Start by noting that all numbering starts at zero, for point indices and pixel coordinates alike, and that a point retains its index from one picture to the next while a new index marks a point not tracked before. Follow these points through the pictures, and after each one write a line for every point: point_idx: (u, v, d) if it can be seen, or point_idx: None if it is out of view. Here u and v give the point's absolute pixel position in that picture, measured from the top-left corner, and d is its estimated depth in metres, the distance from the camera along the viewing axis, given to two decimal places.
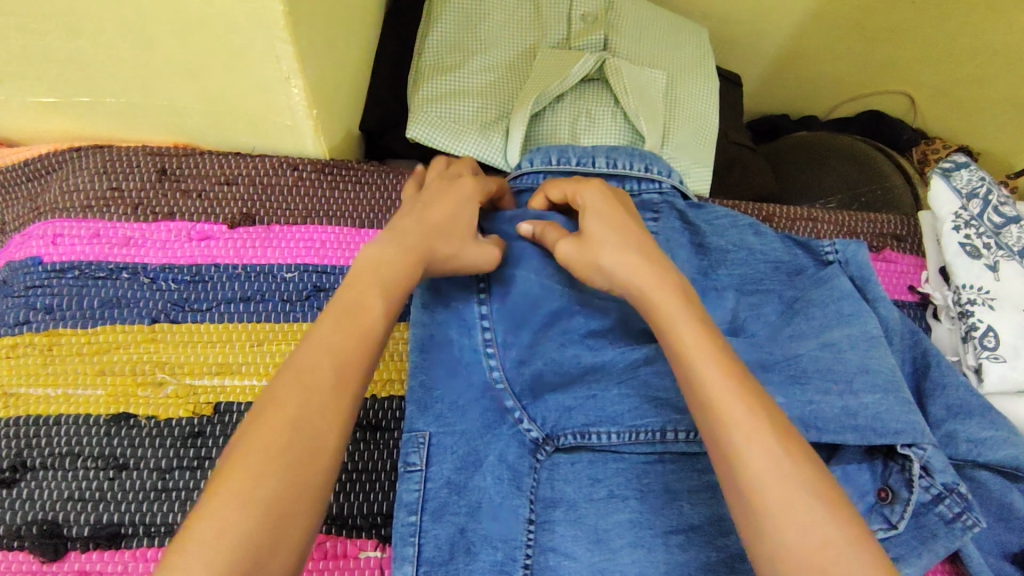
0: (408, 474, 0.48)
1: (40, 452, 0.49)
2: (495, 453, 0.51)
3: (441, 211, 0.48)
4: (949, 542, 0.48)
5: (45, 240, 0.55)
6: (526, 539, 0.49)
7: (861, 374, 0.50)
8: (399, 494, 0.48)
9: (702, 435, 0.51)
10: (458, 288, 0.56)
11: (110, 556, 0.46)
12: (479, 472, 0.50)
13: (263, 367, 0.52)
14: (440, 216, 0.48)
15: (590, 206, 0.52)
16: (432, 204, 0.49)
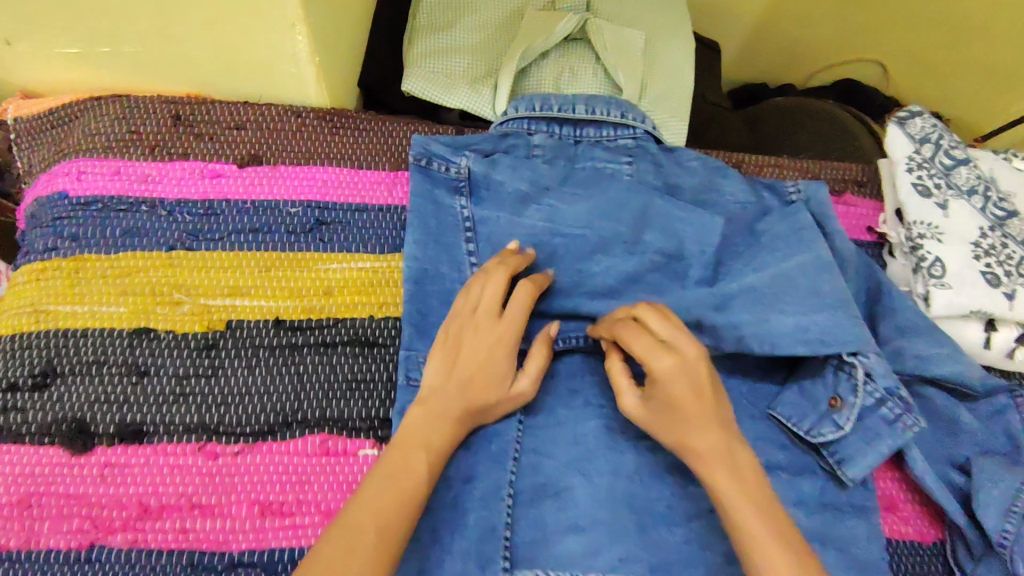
0: (409, 386, 0.54)
1: (68, 360, 0.54)
2: None
3: (474, 363, 0.52)
4: (892, 440, 0.54)
5: (71, 176, 0.60)
6: (515, 438, 0.55)
7: (812, 295, 0.56)
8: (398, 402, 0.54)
9: None
10: (446, 227, 0.61)
11: (134, 450, 0.52)
12: None
13: (271, 291, 0.58)
14: (469, 368, 0.52)
15: (635, 339, 0.51)
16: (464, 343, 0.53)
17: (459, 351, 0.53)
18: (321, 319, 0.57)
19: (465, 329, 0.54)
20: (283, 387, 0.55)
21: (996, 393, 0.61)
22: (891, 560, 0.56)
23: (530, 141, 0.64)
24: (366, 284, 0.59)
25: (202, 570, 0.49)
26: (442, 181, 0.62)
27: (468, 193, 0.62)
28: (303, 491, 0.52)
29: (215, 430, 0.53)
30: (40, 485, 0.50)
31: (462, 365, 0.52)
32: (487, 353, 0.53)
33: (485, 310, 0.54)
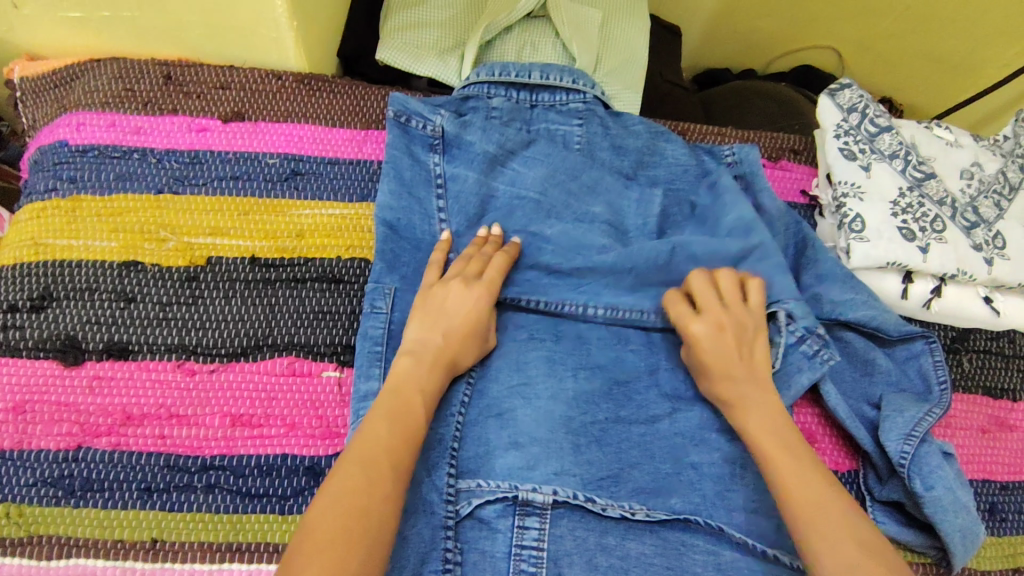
0: (374, 314, 0.60)
1: (63, 285, 0.60)
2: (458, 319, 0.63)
3: (457, 320, 0.57)
4: (810, 372, 0.60)
5: (71, 127, 0.66)
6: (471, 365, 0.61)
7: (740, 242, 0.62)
8: (366, 329, 0.59)
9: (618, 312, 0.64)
10: (420, 180, 0.66)
11: (120, 365, 0.57)
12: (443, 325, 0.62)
13: (248, 232, 0.64)
14: (454, 326, 0.57)
15: (683, 311, 0.58)
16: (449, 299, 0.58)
17: (444, 311, 0.58)
18: (293, 258, 0.63)
19: (448, 293, 0.59)
20: (256, 315, 0.60)
21: (914, 339, 0.66)
22: None
23: (488, 104, 0.70)
24: (335, 228, 0.65)
25: (177, 470, 0.54)
26: (418, 137, 0.68)
27: (440, 151, 0.68)
28: (270, 406, 0.57)
29: (194, 351, 0.58)
30: (35, 394, 0.56)
31: (447, 324, 0.57)
32: (469, 309, 0.58)
33: (469, 278, 0.60)
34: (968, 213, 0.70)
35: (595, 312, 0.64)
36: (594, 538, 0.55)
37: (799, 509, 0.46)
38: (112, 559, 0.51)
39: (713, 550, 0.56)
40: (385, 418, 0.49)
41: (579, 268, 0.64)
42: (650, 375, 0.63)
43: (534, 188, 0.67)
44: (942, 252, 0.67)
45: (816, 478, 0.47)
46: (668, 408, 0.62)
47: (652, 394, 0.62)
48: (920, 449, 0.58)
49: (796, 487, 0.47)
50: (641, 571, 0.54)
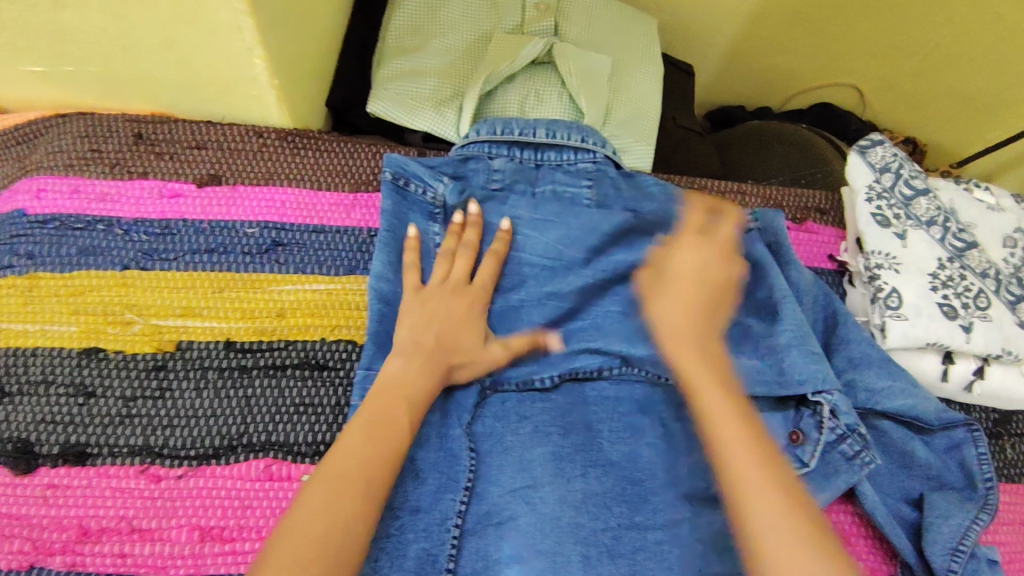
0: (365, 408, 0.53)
1: (17, 379, 0.54)
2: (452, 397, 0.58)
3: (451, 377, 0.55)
4: (849, 476, 0.55)
5: (30, 194, 0.60)
6: (467, 465, 0.55)
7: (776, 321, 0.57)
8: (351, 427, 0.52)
9: (630, 369, 0.60)
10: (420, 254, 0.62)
11: (77, 472, 0.51)
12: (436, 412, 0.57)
13: (223, 311, 0.58)
14: (448, 332, 0.55)
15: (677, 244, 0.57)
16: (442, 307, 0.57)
17: (432, 312, 0.56)
18: (272, 341, 0.58)
19: (435, 297, 0.57)
20: (230, 410, 0.55)
21: (955, 426, 0.60)
22: None
23: (490, 165, 0.64)
24: (319, 306, 0.59)
25: None
26: (418, 204, 0.63)
27: (442, 220, 0.63)
28: (244, 517, 0.51)
29: (161, 453, 0.53)
30: None
31: (439, 330, 0.55)
32: (456, 313, 0.57)
33: (453, 282, 0.59)
34: (1013, 285, 0.64)
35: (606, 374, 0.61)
36: None
37: (756, 514, 0.42)
38: None
39: None
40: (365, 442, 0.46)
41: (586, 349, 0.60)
42: (668, 474, 0.57)
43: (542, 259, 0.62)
44: (986, 331, 0.61)
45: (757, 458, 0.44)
46: (688, 511, 0.56)
47: (670, 496, 0.56)
48: (969, 565, 0.54)
49: (755, 488, 0.42)
50: None
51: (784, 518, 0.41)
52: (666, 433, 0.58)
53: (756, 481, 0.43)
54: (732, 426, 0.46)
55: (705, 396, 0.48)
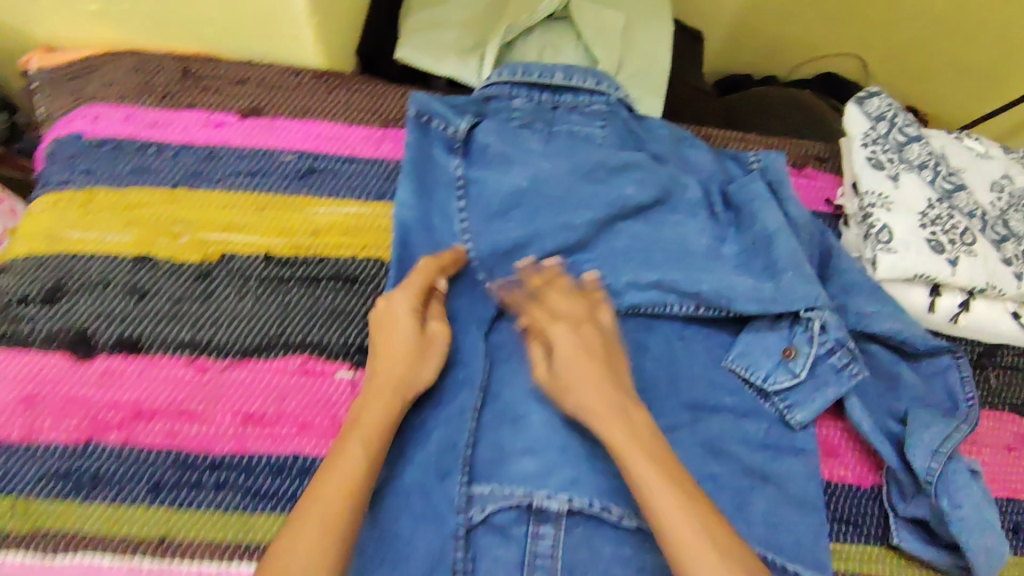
0: None
1: (76, 279, 0.59)
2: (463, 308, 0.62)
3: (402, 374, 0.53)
4: (839, 386, 0.60)
5: (88, 119, 0.66)
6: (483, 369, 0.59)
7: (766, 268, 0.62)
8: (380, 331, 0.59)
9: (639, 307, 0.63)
10: (442, 181, 0.66)
11: (132, 360, 0.57)
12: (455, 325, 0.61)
13: (263, 228, 0.63)
14: (384, 346, 0.54)
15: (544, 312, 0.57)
16: (382, 322, 0.55)
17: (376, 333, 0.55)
18: (308, 256, 0.63)
19: (375, 319, 0.56)
20: (269, 314, 0.60)
21: (940, 354, 0.65)
22: (825, 500, 0.60)
23: (511, 105, 0.69)
24: (350, 227, 0.64)
25: (187, 468, 0.54)
26: (438, 137, 0.68)
27: (461, 154, 0.67)
28: (283, 405, 0.57)
29: (206, 347, 0.58)
30: (44, 387, 0.55)
31: (377, 350, 0.54)
32: (393, 317, 0.55)
33: (394, 285, 0.57)
34: (998, 226, 0.68)
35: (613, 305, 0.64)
36: (609, 548, 0.55)
37: (680, 532, 0.43)
38: (116, 555, 0.51)
39: None
40: (331, 484, 0.45)
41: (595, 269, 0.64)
42: (670, 386, 0.62)
43: (558, 188, 0.66)
44: (971, 265, 0.65)
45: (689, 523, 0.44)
46: (686, 415, 0.61)
47: (670, 403, 0.61)
48: (948, 466, 0.57)
49: (656, 502, 0.45)
50: None
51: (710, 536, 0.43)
52: (667, 349, 0.63)
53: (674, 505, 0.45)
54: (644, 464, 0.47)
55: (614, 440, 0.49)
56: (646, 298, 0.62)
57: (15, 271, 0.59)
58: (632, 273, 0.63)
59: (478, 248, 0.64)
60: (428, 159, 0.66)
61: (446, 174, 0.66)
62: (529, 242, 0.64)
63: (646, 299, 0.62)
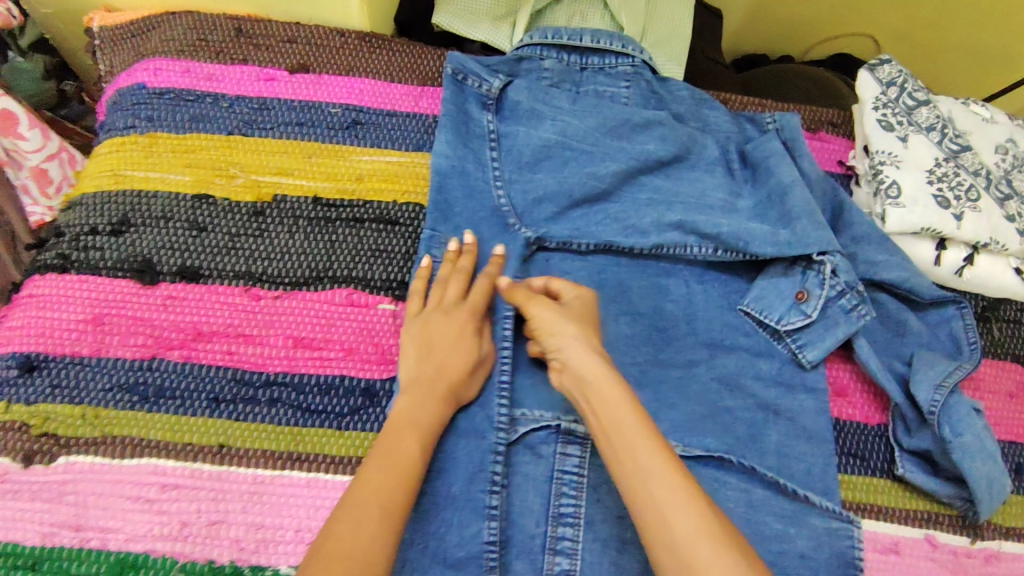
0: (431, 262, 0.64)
1: (140, 214, 0.64)
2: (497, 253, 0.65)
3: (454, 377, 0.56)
4: (847, 326, 0.64)
5: (148, 71, 0.71)
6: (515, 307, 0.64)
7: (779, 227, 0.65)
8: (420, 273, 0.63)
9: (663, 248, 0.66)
10: (475, 134, 0.70)
11: (193, 287, 0.61)
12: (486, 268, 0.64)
13: (311, 174, 0.68)
14: (442, 356, 0.57)
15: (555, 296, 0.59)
16: (436, 331, 0.58)
17: (430, 341, 0.57)
18: (352, 199, 0.67)
19: (431, 322, 0.59)
20: (317, 250, 0.64)
21: (945, 304, 0.69)
22: (835, 434, 0.64)
23: (541, 65, 0.73)
24: (391, 174, 0.69)
25: (243, 384, 0.58)
26: (472, 95, 0.71)
27: (493, 111, 0.71)
28: (330, 332, 0.62)
29: (260, 278, 0.63)
30: (111, 308, 0.60)
31: (437, 354, 0.57)
32: (455, 331, 0.58)
33: (448, 304, 0.60)
34: (1003, 185, 0.72)
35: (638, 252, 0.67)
36: None
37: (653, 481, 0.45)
38: (181, 459, 0.55)
39: (746, 487, 0.60)
40: (382, 475, 0.48)
41: (622, 213, 0.68)
42: (689, 326, 0.66)
43: (586, 141, 0.70)
44: (975, 220, 0.69)
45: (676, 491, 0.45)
46: (704, 352, 0.65)
47: (689, 341, 0.65)
48: (951, 398, 0.61)
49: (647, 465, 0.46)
50: None
51: (702, 523, 0.43)
52: (687, 292, 0.67)
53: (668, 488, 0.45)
54: (633, 435, 0.48)
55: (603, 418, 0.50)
56: (667, 240, 0.66)
57: (84, 206, 0.64)
58: (655, 220, 0.67)
59: (510, 196, 0.67)
60: (461, 115, 0.70)
61: (478, 131, 0.70)
62: (560, 191, 0.67)
63: (667, 240, 0.66)
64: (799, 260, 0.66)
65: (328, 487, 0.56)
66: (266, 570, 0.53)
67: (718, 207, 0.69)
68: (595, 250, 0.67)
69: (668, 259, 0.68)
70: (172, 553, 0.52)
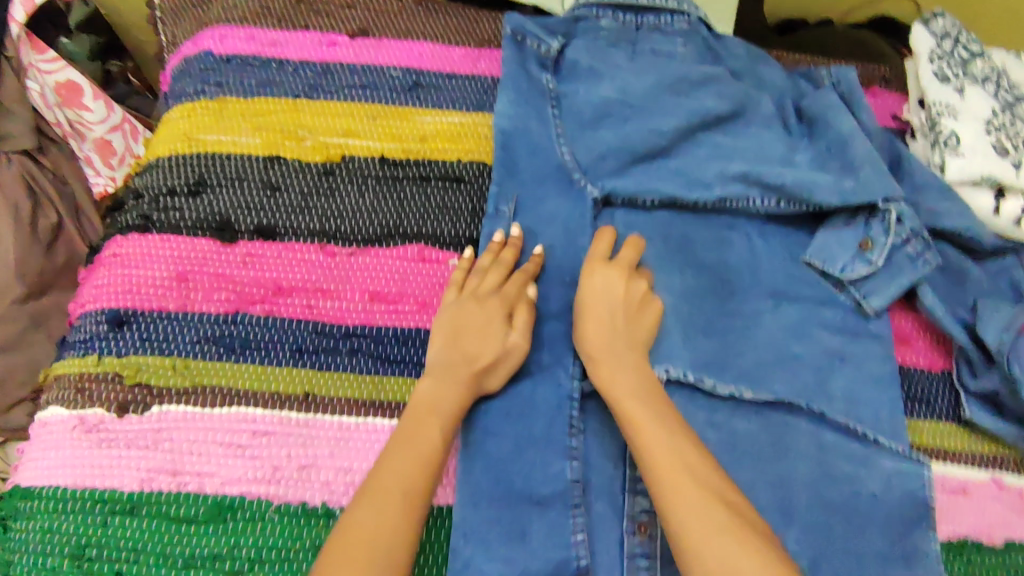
0: (498, 214, 0.64)
1: (215, 175, 0.65)
2: (564, 207, 0.65)
3: (486, 362, 0.56)
4: (912, 272, 0.65)
5: (214, 39, 0.72)
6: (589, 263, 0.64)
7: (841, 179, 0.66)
8: (491, 229, 0.64)
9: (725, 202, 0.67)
10: (536, 92, 0.70)
11: (270, 245, 0.63)
12: (552, 223, 0.65)
13: (377, 135, 0.69)
14: (475, 346, 0.56)
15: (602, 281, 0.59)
16: (468, 316, 0.58)
17: (462, 326, 0.57)
18: (418, 159, 0.68)
19: (466, 310, 0.58)
20: (387, 208, 0.66)
21: (1004, 253, 0.69)
22: (901, 380, 0.65)
23: (597, 25, 0.75)
24: (454, 134, 0.70)
25: (324, 336, 0.60)
26: (532, 55, 0.73)
27: (552, 71, 0.72)
28: (404, 286, 0.63)
29: (334, 235, 0.64)
30: (193, 265, 0.61)
31: (465, 341, 0.56)
32: (484, 319, 0.57)
33: (483, 291, 0.59)
34: None
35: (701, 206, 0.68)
36: (704, 414, 0.60)
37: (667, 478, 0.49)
38: (269, 407, 0.57)
39: (815, 431, 0.61)
40: (400, 464, 0.50)
41: (684, 167, 0.68)
42: (753, 277, 0.67)
43: (646, 98, 0.71)
44: None
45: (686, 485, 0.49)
46: (769, 302, 0.66)
47: (753, 292, 0.66)
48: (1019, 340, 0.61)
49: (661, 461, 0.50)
50: (746, 445, 0.60)
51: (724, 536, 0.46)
52: (750, 245, 0.68)
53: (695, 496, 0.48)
54: (660, 450, 0.50)
55: (639, 425, 0.52)
56: (729, 193, 0.67)
57: (160, 169, 0.66)
58: (717, 174, 0.68)
59: (574, 151, 0.67)
60: (522, 75, 0.71)
61: (539, 90, 0.70)
62: (622, 146, 0.68)
63: (730, 193, 0.67)
64: (862, 210, 0.67)
65: None
66: None
67: (779, 160, 0.70)
68: (659, 205, 0.68)
69: (730, 212, 0.69)
70: (266, 496, 0.54)
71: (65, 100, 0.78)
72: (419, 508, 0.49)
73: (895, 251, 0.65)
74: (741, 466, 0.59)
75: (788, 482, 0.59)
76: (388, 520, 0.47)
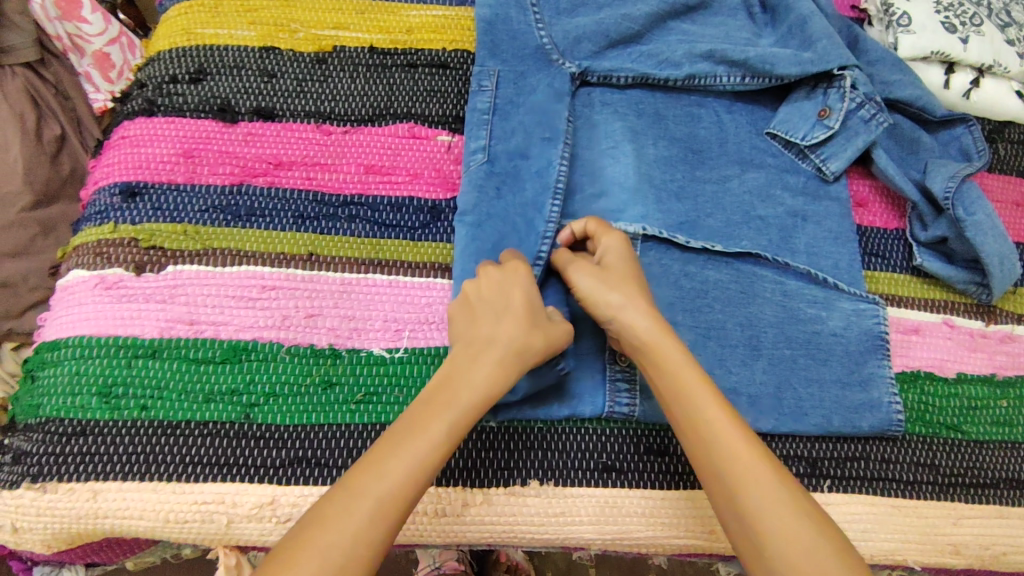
0: (481, 90, 0.69)
1: (215, 64, 0.69)
2: (544, 82, 0.69)
3: (510, 339, 0.53)
4: (867, 135, 0.70)
5: None
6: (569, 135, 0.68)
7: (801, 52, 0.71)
8: (475, 103, 0.68)
9: (694, 79, 0.71)
10: None
11: (270, 126, 0.67)
12: (534, 95, 0.69)
13: (366, 27, 0.73)
14: (497, 321, 0.54)
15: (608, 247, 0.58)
16: (492, 294, 0.55)
17: (487, 303, 0.55)
18: (405, 48, 0.72)
19: (492, 283, 0.56)
20: (377, 92, 0.70)
21: (955, 124, 0.74)
22: (859, 236, 0.71)
23: None
24: (439, 25, 0.74)
25: (323, 205, 0.65)
26: None
27: None
28: (396, 160, 0.67)
29: (329, 116, 0.68)
30: (198, 144, 0.66)
31: (489, 320, 0.54)
32: (511, 298, 0.55)
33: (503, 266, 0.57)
34: (1002, 15, 0.78)
35: (672, 84, 0.72)
36: (679, 266, 0.65)
37: (735, 462, 0.47)
38: (276, 266, 0.62)
39: (781, 280, 0.66)
40: (395, 461, 0.46)
41: (656, 47, 0.72)
42: (721, 148, 0.72)
43: None
44: (980, 43, 0.74)
45: (755, 470, 0.47)
46: (737, 169, 0.71)
47: (723, 160, 0.71)
48: (964, 186, 0.68)
49: (724, 437, 0.48)
50: (717, 291, 0.65)
51: (794, 522, 0.44)
52: (718, 119, 0.73)
53: (753, 473, 0.47)
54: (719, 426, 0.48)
55: (742, 480, 0.46)
56: (699, 69, 0.71)
57: (161, 61, 0.70)
58: (688, 51, 0.71)
59: (552, 35, 0.71)
60: None
61: None
62: (598, 27, 0.71)
63: (699, 70, 0.71)
64: (820, 83, 0.72)
65: (408, 286, 0.63)
66: (360, 351, 0.60)
67: (743, 40, 0.74)
68: (633, 83, 0.72)
69: (700, 90, 0.73)
70: (278, 339, 0.59)
71: (66, 13, 0.79)
72: (393, 516, 0.44)
73: (852, 114, 0.70)
74: (713, 309, 0.64)
75: (756, 322, 0.64)
76: (356, 517, 0.43)
